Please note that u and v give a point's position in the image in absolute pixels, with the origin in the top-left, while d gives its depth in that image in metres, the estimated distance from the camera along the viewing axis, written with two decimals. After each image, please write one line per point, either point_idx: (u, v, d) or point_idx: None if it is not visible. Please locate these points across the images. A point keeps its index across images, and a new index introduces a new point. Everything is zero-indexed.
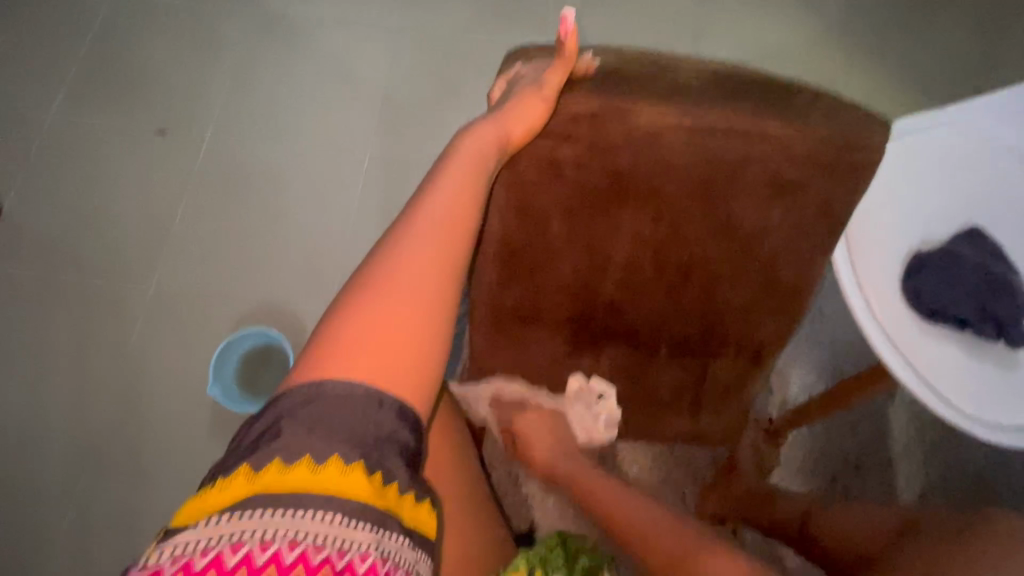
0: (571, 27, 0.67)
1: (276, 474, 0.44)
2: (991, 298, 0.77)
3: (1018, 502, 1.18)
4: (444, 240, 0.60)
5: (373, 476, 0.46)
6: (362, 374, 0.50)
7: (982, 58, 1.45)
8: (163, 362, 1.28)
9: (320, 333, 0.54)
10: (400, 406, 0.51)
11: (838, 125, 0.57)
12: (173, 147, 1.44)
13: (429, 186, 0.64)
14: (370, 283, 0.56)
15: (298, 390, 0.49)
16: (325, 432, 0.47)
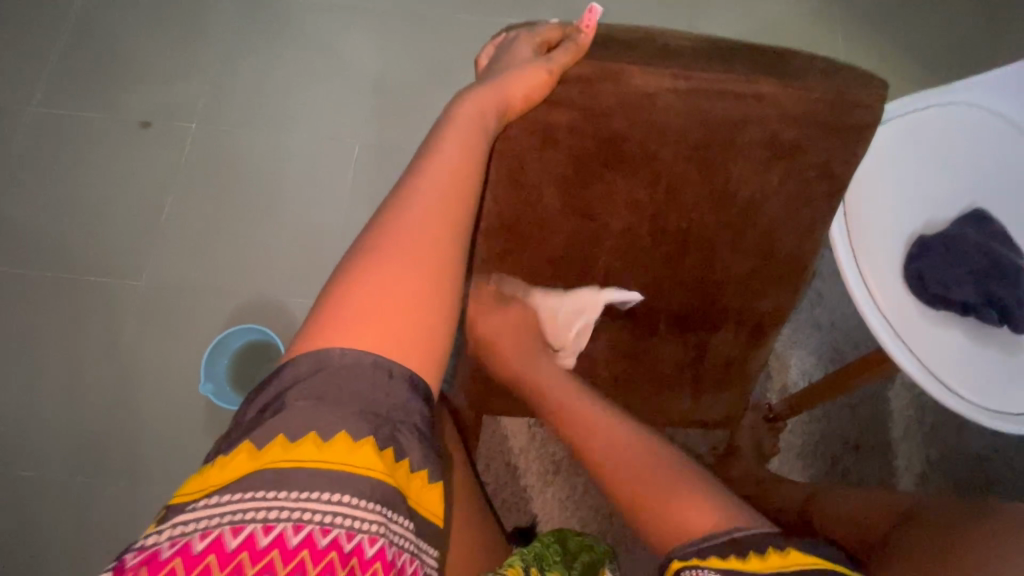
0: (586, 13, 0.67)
1: (280, 450, 0.38)
2: (996, 283, 0.74)
3: (1018, 482, 1.18)
4: (452, 197, 0.54)
5: (385, 451, 0.40)
6: (366, 341, 0.43)
7: (975, 39, 1.46)
8: (154, 357, 1.25)
9: (320, 302, 0.47)
10: (412, 376, 0.44)
11: (838, 86, 0.55)
12: (159, 138, 1.41)
13: (429, 147, 0.58)
14: (370, 244, 0.50)
15: (297, 362, 0.43)
16: (334, 403, 0.40)
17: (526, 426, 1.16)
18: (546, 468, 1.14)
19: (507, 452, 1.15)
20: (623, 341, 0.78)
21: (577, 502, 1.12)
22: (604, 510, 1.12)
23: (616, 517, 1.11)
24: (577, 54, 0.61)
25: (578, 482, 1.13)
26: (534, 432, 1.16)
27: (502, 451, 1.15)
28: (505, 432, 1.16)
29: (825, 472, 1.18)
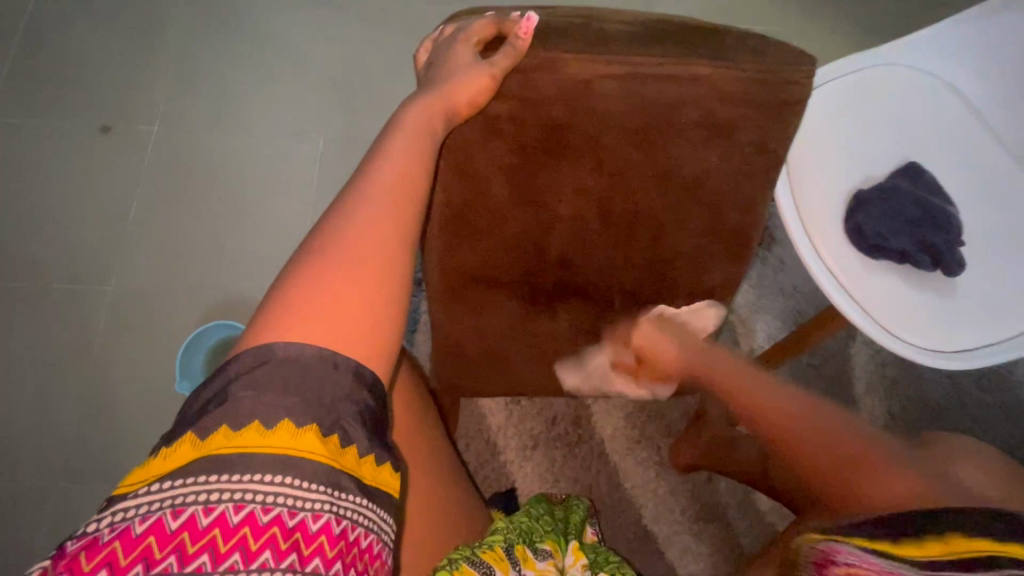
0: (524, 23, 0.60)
1: (222, 439, 0.41)
2: (928, 230, 0.79)
3: (977, 427, 1.24)
4: (398, 195, 0.56)
5: (329, 438, 0.43)
6: (315, 334, 0.46)
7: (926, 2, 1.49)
8: (134, 361, 1.26)
9: (266, 301, 0.50)
10: (357, 367, 0.47)
11: (769, 64, 0.56)
12: (120, 142, 1.40)
13: (380, 147, 0.60)
14: (321, 242, 0.52)
15: (246, 355, 0.45)
16: (277, 392, 0.43)
17: (503, 404, 1.21)
18: (525, 443, 1.18)
19: (485, 431, 1.20)
20: (583, 319, 0.81)
21: (557, 473, 1.17)
22: (584, 480, 1.17)
23: (595, 486, 1.16)
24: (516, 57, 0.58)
25: (556, 454, 1.18)
26: (511, 409, 1.21)
27: (481, 430, 1.20)
28: (482, 411, 1.21)
29: None
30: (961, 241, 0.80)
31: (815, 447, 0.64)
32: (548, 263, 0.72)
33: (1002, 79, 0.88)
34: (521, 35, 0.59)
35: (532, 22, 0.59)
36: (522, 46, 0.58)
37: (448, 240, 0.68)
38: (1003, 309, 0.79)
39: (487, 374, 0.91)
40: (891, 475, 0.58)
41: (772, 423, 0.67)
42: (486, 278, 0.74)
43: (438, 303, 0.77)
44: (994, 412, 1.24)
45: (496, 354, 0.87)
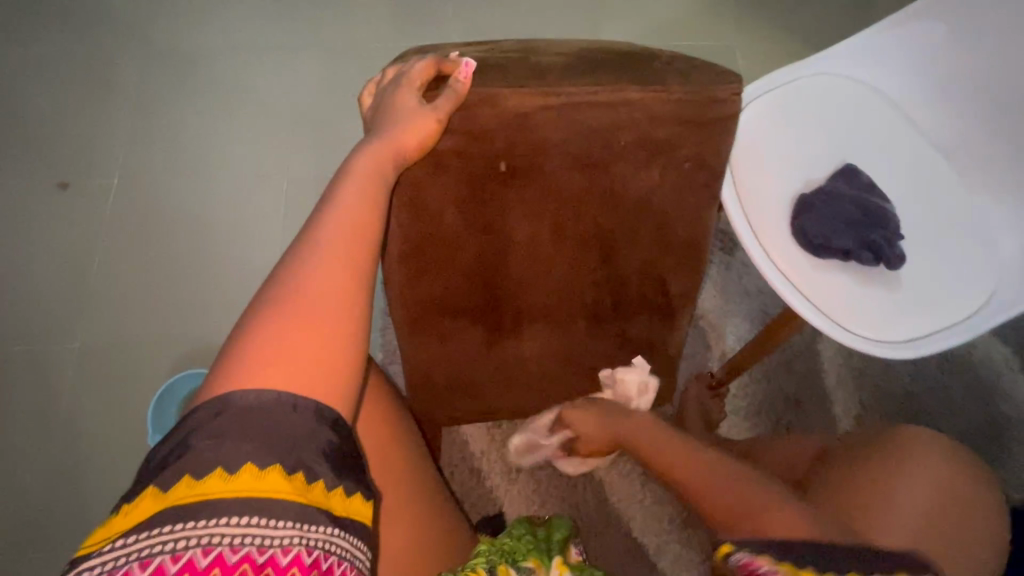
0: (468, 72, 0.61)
1: (185, 488, 0.42)
2: (868, 228, 0.83)
3: (945, 410, 1.27)
4: (352, 238, 0.56)
5: (293, 476, 0.45)
6: (271, 378, 0.47)
7: (855, 9, 1.58)
8: (103, 418, 1.22)
9: (222, 353, 0.50)
10: (318, 408, 0.47)
11: (698, 84, 0.59)
12: (78, 198, 1.39)
13: (331, 193, 0.59)
14: (274, 289, 0.52)
15: (203, 407, 0.46)
16: (238, 439, 0.44)
17: (485, 429, 1.21)
18: (510, 467, 1.18)
19: (469, 458, 1.19)
20: (551, 340, 0.83)
21: (544, 494, 1.17)
22: (571, 499, 1.16)
23: (582, 504, 1.16)
24: (460, 101, 0.59)
25: (542, 475, 1.18)
26: (493, 434, 1.21)
27: (465, 457, 1.19)
28: (465, 437, 1.21)
29: (771, 430, 1.26)
30: (899, 236, 0.84)
31: (652, 439, 0.84)
32: (508, 289, 0.74)
33: (922, 81, 0.93)
34: (460, 80, 0.59)
35: (470, 68, 0.61)
36: (463, 90, 0.59)
37: (407, 273, 0.70)
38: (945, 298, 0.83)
39: (463, 401, 0.91)
40: (763, 500, 0.67)
41: (648, 450, 0.83)
42: (451, 307, 0.75)
43: (404, 336, 0.78)
44: (958, 395, 1.28)
45: (467, 380, 0.87)
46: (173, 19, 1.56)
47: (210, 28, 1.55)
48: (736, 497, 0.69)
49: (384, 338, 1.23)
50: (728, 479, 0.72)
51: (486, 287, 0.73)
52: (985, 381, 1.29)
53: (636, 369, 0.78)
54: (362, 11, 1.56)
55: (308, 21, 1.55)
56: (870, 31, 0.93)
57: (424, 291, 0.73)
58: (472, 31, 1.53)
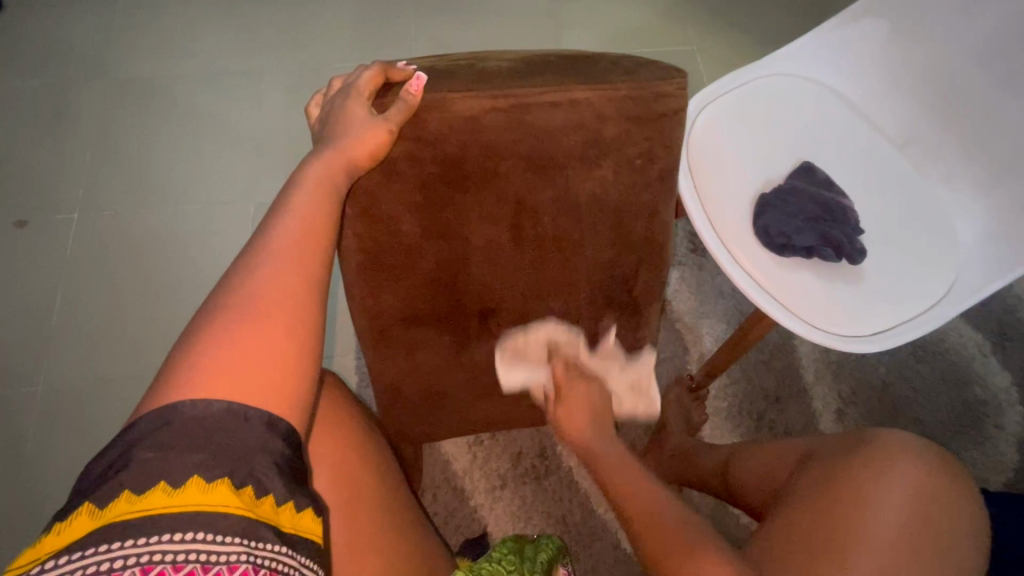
0: (420, 85, 0.59)
1: (125, 504, 0.40)
2: (829, 225, 0.84)
3: (924, 398, 1.28)
4: (301, 250, 0.55)
5: (242, 490, 0.42)
6: (221, 388, 0.45)
7: (807, 14, 1.63)
8: (65, 460, 1.17)
9: (166, 365, 0.47)
10: (268, 418, 0.46)
11: (641, 81, 0.61)
12: (39, 235, 1.35)
13: (282, 203, 0.58)
14: (222, 299, 0.50)
15: (144, 420, 0.44)
16: (184, 452, 0.42)
17: (466, 446, 1.18)
18: (493, 484, 1.15)
19: (452, 477, 1.16)
20: (523, 348, 0.81)
21: (529, 510, 1.14)
22: (557, 513, 1.14)
23: (569, 517, 1.13)
24: (411, 112, 0.59)
25: (526, 491, 1.15)
26: (475, 451, 1.18)
27: (447, 477, 1.16)
28: (445, 456, 1.18)
29: (753, 429, 1.25)
30: (859, 232, 0.85)
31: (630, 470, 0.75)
32: (471, 296, 0.73)
33: (869, 77, 0.96)
34: (410, 93, 0.59)
35: (422, 80, 0.59)
36: (415, 101, 0.59)
37: (367, 284, 0.69)
38: (908, 287, 0.84)
39: (435, 416, 0.89)
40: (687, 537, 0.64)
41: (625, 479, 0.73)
42: (415, 318, 0.74)
43: (370, 350, 0.77)
44: (934, 381, 1.29)
45: (438, 395, 0.85)
46: (135, 53, 1.55)
47: (173, 60, 1.55)
48: (665, 521, 0.66)
49: (358, 359, 1.21)
50: (642, 485, 0.72)
51: (449, 296, 0.73)
52: (959, 366, 1.31)
53: (598, 442, 0.79)
54: (326, 38, 1.57)
55: (271, 49, 1.56)
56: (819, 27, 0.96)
57: (387, 303, 0.72)
58: (434, 50, 1.55)
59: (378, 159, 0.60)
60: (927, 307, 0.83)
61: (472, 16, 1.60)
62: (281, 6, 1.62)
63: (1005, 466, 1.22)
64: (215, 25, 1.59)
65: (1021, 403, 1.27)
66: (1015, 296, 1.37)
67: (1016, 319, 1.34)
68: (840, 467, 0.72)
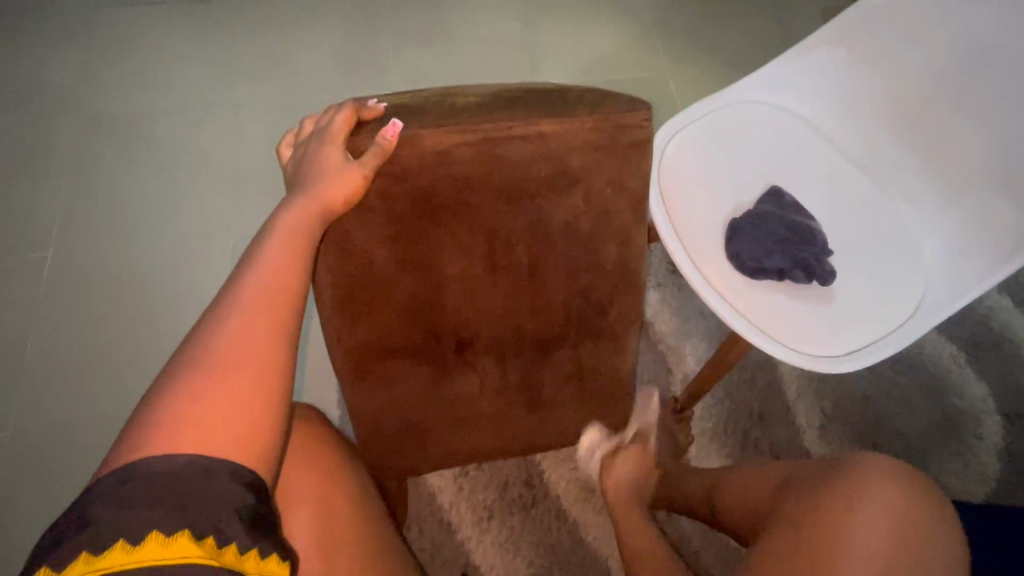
0: (397, 132, 0.60)
1: (83, 565, 0.40)
2: (797, 247, 0.87)
3: (905, 411, 1.30)
4: (275, 295, 0.55)
5: (203, 540, 0.43)
6: (186, 440, 0.45)
7: (776, 38, 1.69)
8: (35, 506, 1.13)
9: (134, 418, 0.47)
10: (232, 468, 0.45)
11: (606, 114, 0.62)
12: (11, 273, 1.33)
13: (255, 247, 0.58)
14: (191, 348, 0.50)
15: (106, 477, 0.43)
16: (144, 507, 0.42)
17: (452, 478, 1.16)
18: (480, 516, 1.13)
19: (437, 511, 1.14)
20: (504, 378, 0.81)
21: (517, 541, 1.12)
22: (546, 542, 1.12)
23: (558, 546, 1.11)
24: (385, 156, 0.60)
25: (514, 520, 1.13)
26: (461, 482, 1.16)
27: (432, 510, 1.14)
28: (431, 489, 1.16)
29: (739, 448, 1.25)
30: (829, 253, 0.88)
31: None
32: (447, 326, 0.73)
33: (832, 100, 0.98)
34: (385, 139, 0.60)
35: (397, 128, 0.60)
36: (388, 147, 0.59)
37: (342, 318, 0.69)
38: (876, 308, 0.86)
39: (415, 450, 0.87)
40: None
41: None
42: (392, 350, 0.74)
43: (347, 384, 0.76)
44: (913, 394, 1.31)
45: (419, 428, 0.84)
46: (113, 90, 1.56)
47: (151, 95, 1.55)
48: None
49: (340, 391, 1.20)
50: None
51: (425, 327, 0.73)
52: (936, 378, 1.33)
53: None
54: (306, 70, 1.60)
55: (251, 83, 1.58)
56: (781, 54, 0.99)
57: (364, 337, 0.72)
58: (413, 81, 1.58)
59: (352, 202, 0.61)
60: (896, 326, 0.85)
61: (451, 48, 1.64)
62: (261, 39, 1.64)
63: (986, 476, 1.23)
64: (195, 59, 1.61)
65: (999, 412, 1.29)
66: (987, 307, 1.40)
67: (989, 330, 1.37)
68: (821, 488, 0.73)
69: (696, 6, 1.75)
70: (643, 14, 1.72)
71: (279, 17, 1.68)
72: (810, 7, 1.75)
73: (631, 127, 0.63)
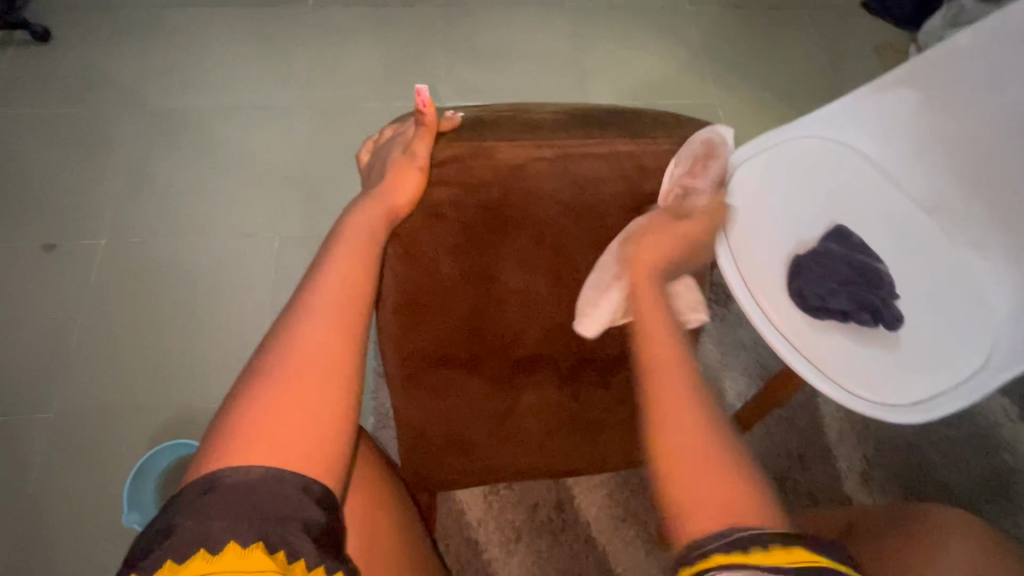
0: (426, 98, 0.65)
1: (168, 573, 0.42)
2: (864, 290, 0.84)
3: (952, 465, 1.24)
4: (341, 304, 0.55)
5: (275, 554, 0.45)
6: (262, 451, 0.46)
7: (826, 70, 1.68)
8: (71, 494, 1.14)
9: (218, 421, 0.49)
10: (305, 481, 0.47)
11: (679, 136, 0.62)
12: (63, 259, 1.37)
13: (325, 256, 0.59)
14: (265, 354, 0.52)
15: (190, 486, 0.46)
16: (222, 519, 0.44)
17: (480, 496, 1.14)
18: (508, 537, 1.11)
19: (465, 528, 1.12)
20: (552, 398, 0.80)
21: (544, 567, 1.08)
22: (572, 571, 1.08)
23: None
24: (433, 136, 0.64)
25: (541, 545, 1.10)
26: (490, 501, 1.14)
27: (460, 527, 1.12)
28: (460, 505, 1.14)
29: (776, 488, 1.21)
30: (893, 297, 0.85)
31: (675, 362, 0.57)
32: (502, 341, 0.72)
33: (903, 141, 0.96)
34: (423, 111, 0.65)
35: (424, 92, 0.64)
36: (432, 122, 0.65)
37: (399, 325, 0.69)
38: (945, 361, 0.83)
39: (457, 464, 0.85)
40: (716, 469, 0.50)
41: (652, 367, 0.57)
42: (445, 360, 0.73)
43: (396, 391, 0.76)
44: (962, 447, 1.25)
45: (463, 443, 0.83)
46: (172, 88, 1.61)
47: (207, 94, 1.60)
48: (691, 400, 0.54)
49: (374, 398, 1.19)
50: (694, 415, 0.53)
51: (478, 340, 0.72)
52: (986, 432, 1.27)
53: (672, 388, 0.55)
54: (357, 77, 1.63)
55: (304, 86, 1.62)
56: (852, 94, 0.97)
57: (421, 347, 0.71)
58: (463, 94, 1.61)
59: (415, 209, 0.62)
60: (964, 380, 0.81)
61: (500, 63, 1.66)
62: (316, 46, 1.69)
63: None
64: (252, 61, 1.66)
65: None
66: None
67: None
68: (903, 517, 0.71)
69: (747, 35, 1.75)
70: (693, 40, 1.73)
71: (334, 24, 1.73)
72: (863, 41, 1.74)
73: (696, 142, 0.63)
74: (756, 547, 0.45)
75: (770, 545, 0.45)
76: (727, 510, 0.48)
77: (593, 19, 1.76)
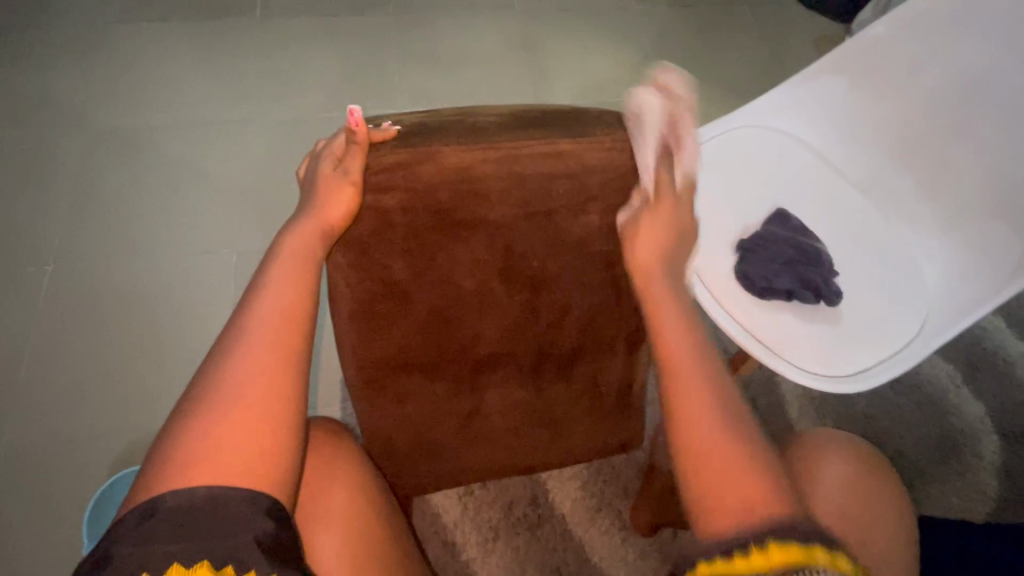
0: (360, 118, 0.62)
1: None
2: (804, 267, 0.88)
3: (905, 431, 1.30)
4: (279, 325, 0.54)
5: (223, 570, 0.45)
6: (205, 474, 0.47)
7: (769, 61, 1.76)
8: (30, 529, 1.10)
9: (156, 448, 0.49)
10: (250, 496, 0.47)
11: (623, 133, 0.64)
12: (8, 287, 1.32)
13: (261, 273, 0.58)
14: (203, 379, 0.51)
15: (131, 512, 0.46)
16: (165, 540, 0.45)
17: (456, 497, 1.15)
18: (485, 536, 1.11)
19: (442, 530, 1.12)
20: (518, 396, 0.81)
21: (523, 563, 1.09)
22: (551, 563, 1.10)
23: (564, 567, 1.10)
24: (366, 150, 0.61)
25: (519, 541, 1.11)
26: (466, 502, 1.15)
27: (437, 530, 1.12)
28: (437, 508, 1.14)
29: None
30: (833, 273, 0.90)
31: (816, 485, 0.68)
32: (461, 342, 0.73)
33: (837, 127, 1.01)
34: (354, 129, 0.62)
35: (358, 114, 0.61)
36: (363, 138, 0.62)
37: (359, 332, 0.69)
38: (885, 330, 0.87)
39: (428, 467, 0.86)
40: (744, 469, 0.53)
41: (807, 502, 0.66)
42: (408, 366, 0.74)
43: (361, 399, 0.76)
44: (912, 414, 1.32)
45: (431, 444, 0.83)
46: (118, 105, 1.57)
47: (156, 110, 1.56)
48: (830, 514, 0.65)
49: (344, 408, 1.18)
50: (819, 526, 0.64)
51: (438, 344, 0.73)
52: (934, 398, 1.34)
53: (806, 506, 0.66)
54: (311, 87, 1.62)
55: (256, 98, 1.60)
56: (790, 83, 1.01)
57: (380, 352, 0.72)
58: (419, 100, 1.61)
59: (355, 221, 0.61)
60: (902, 346, 0.86)
61: (454, 67, 1.68)
62: (267, 59, 1.67)
63: (987, 496, 1.24)
64: (201, 75, 1.63)
65: (995, 431, 1.30)
66: (981, 327, 1.43)
67: (983, 349, 1.40)
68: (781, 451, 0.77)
69: (692, 29, 1.81)
70: (642, 38, 1.78)
71: (284, 34, 1.72)
72: (802, 32, 1.82)
73: (644, 135, 0.64)
74: (754, 548, 0.48)
75: (766, 543, 0.48)
76: (745, 506, 0.51)
77: (544, 21, 1.79)
